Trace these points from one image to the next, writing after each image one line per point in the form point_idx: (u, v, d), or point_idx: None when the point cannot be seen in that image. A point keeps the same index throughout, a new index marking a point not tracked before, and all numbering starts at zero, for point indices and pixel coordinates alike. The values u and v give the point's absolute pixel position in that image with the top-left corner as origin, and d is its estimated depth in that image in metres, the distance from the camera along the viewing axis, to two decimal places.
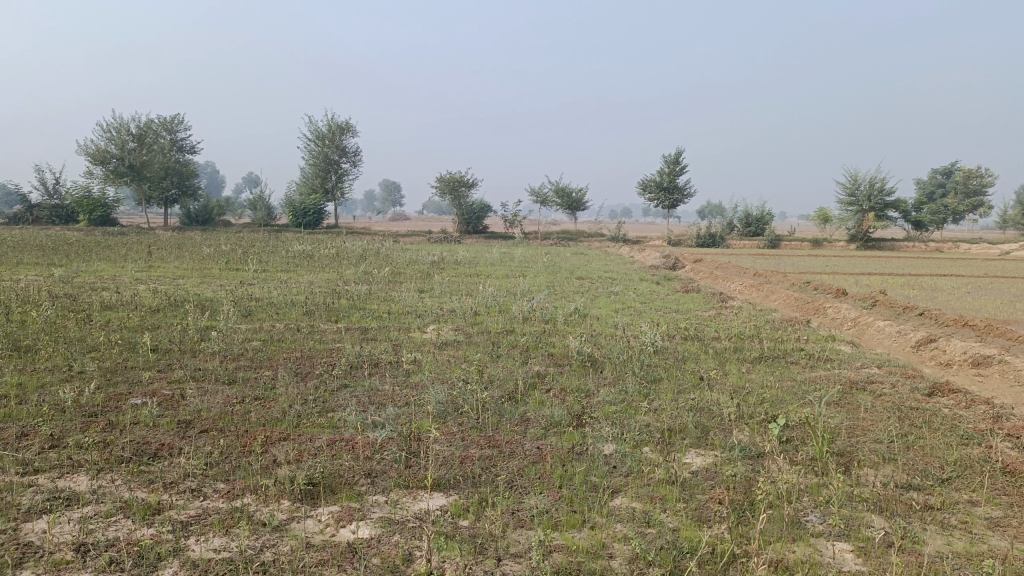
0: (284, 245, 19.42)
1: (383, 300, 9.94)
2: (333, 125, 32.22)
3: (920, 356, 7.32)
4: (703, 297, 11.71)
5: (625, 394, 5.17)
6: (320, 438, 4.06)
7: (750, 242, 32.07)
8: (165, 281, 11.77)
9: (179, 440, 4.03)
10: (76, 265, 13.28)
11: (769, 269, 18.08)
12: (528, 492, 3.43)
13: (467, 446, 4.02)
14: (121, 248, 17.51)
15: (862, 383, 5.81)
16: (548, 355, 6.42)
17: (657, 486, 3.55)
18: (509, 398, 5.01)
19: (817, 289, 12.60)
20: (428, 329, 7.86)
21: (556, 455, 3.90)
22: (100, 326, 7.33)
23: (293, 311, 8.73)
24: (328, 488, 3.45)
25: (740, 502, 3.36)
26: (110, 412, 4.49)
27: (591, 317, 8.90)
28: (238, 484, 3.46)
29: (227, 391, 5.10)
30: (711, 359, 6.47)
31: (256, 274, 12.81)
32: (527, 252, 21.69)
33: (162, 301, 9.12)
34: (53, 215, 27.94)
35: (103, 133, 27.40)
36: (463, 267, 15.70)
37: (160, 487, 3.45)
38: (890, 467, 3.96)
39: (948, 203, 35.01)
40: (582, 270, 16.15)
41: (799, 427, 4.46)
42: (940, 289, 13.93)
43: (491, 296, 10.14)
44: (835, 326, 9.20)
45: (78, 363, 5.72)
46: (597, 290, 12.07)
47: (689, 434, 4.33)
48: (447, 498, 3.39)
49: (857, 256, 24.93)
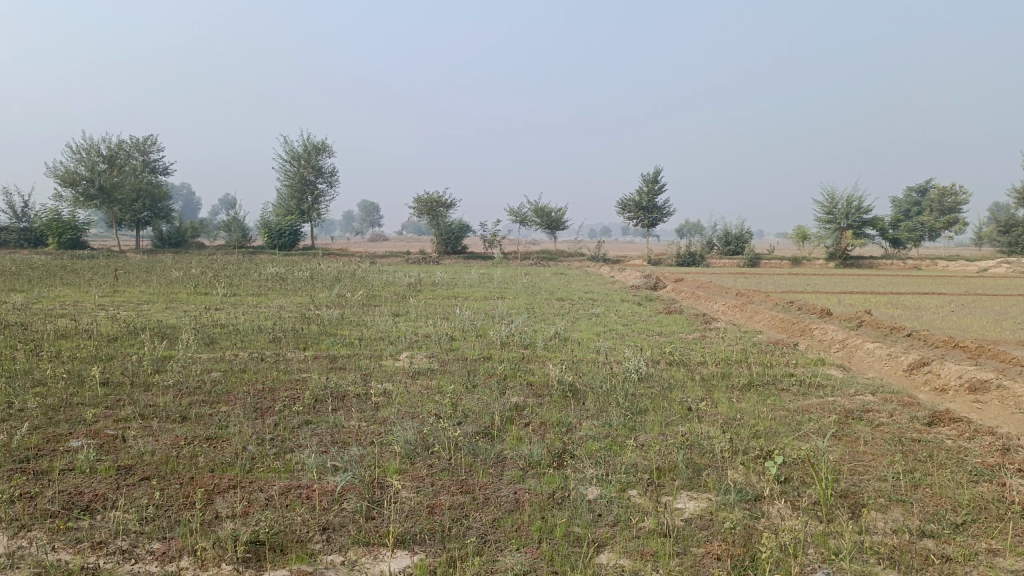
0: (256, 266, 19.04)
1: (356, 325, 9.55)
2: (310, 146, 31.79)
3: (914, 381, 7.02)
4: (686, 318, 11.41)
5: (609, 428, 4.82)
6: (273, 485, 3.67)
7: (730, 262, 32.01)
8: (129, 307, 11.28)
9: (115, 490, 3.60)
10: (37, 290, 12.74)
11: (750, 288, 17.88)
12: (502, 549, 3.06)
13: (437, 493, 3.64)
14: (88, 271, 16.98)
15: (858, 412, 5.49)
16: (527, 385, 6.05)
17: (647, 539, 3.19)
18: (484, 434, 4.64)
19: (800, 309, 12.37)
20: (401, 356, 7.48)
21: (535, 502, 3.53)
22: (50, 357, 6.85)
23: (259, 339, 8.29)
24: (276, 548, 3.06)
25: (741, 558, 3.01)
26: (43, 458, 4.05)
27: (572, 341, 8.55)
28: (175, 543, 3.05)
29: (176, 430, 4.67)
30: (699, 387, 6.13)
31: (224, 299, 12.36)
32: (507, 273, 21.33)
33: (120, 328, 8.64)
34: (22, 238, 27.23)
35: (73, 154, 26.83)
36: (440, 288, 15.33)
37: (86, 548, 3.02)
38: (898, 509, 3.63)
39: (923, 220, 35.27)
40: (562, 290, 15.81)
41: (798, 465, 4.13)
42: (924, 308, 13.75)
43: (469, 320, 9.77)
44: (823, 348, 8.92)
45: (17, 400, 5.26)
46: (576, 312, 11.74)
47: (680, 474, 3.98)
48: (412, 558, 3.01)
49: (837, 275, 24.85)
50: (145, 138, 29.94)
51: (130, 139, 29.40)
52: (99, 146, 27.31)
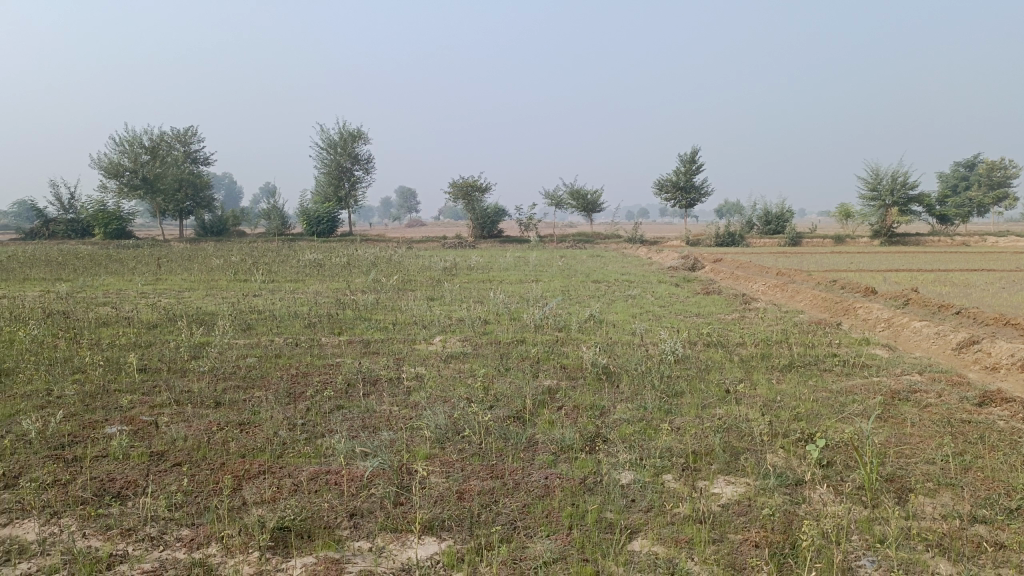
0: (295, 254, 19.23)
1: (390, 310, 9.54)
2: (345, 133, 31.94)
3: (963, 360, 6.77)
4: (724, 299, 11.19)
5: (644, 411, 4.71)
6: (302, 471, 3.65)
7: (771, 241, 31.39)
8: (170, 294, 11.45)
9: (146, 476, 3.61)
10: (82, 279, 13.00)
11: (791, 268, 17.50)
12: (532, 536, 2.99)
13: (467, 478, 3.58)
14: (132, 260, 17.32)
15: (904, 393, 5.30)
16: (560, 368, 5.97)
17: (682, 525, 3.08)
18: (516, 419, 4.57)
19: (844, 288, 12.03)
20: (434, 340, 7.45)
21: (566, 488, 3.44)
22: (90, 344, 6.96)
23: (295, 324, 8.34)
24: (303, 534, 3.03)
25: (780, 545, 2.89)
26: (78, 444, 4.08)
27: (607, 324, 8.41)
28: (204, 530, 3.04)
29: (209, 416, 4.68)
30: (738, 368, 5.98)
31: (262, 285, 12.47)
32: (542, 256, 21.19)
33: (160, 315, 8.76)
34: (69, 229, 27.92)
35: (116, 146, 27.30)
36: (475, 272, 15.29)
37: (116, 535, 3.03)
38: (947, 494, 3.47)
39: (972, 195, 34.24)
40: (598, 273, 15.64)
41: (841, 448, 3.97)
42: (974, 285, 13.28)
43: (503, 303, 9.70)
44: (868, 327, 8.66)
45: (56, 387, 5.33)
46: (613, 294, 11.59)
47: (717, 458, 3.85)
48: (440, 544, 2.95)
49: (882, 252, 24.21)
50: (186, 129, 30.37)
51: (172, 130, 29.85)
52: (142, 137, 27.74)
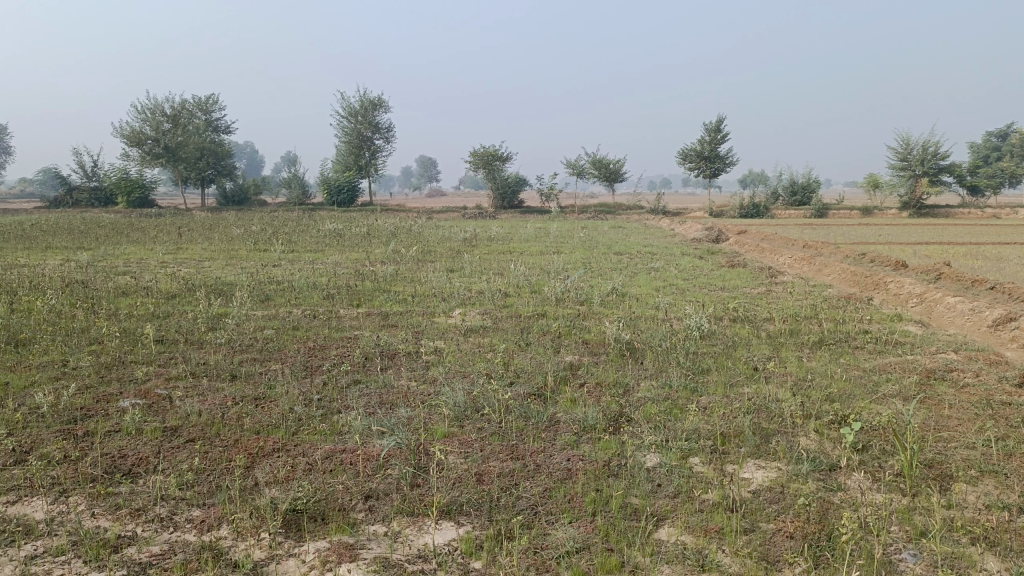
0: (314, 223, 19.14)
1: (409, 281, 9.42)
2: (365, 102, 31.65)
3: (999, 338, 6.53)
4: (749, 272, 10.92)
5: (669, 390, 4.56)
6: (318, 450, 3.55)
7: (797, 212, 30.85)
8: (190, 264, 11.40)
9: (159, 453, 3.53)
10: (102, 248, 13.00)
11: (817, 240, 17.12)
12: (554, 522, 2.86)
13: (487, 459, 3.46)
14: (153, 229, 17.37)
15: (941, 372, 5.09)
16: (582, 343, 5.82)
17: (711, 513, 2.94)
18: (537, 396, 4.44)
19: (873, 262, 11.71)
20: (453, 313, 7.32)
21: (589, 471, 3.31)
22: (108, 314, 6.91)
23: (313, 295, 8.25)
24: (317, 517, 2.92)
25: (816, 536, 2.73)
26: (91, 419, 4.02)
27: (630, 297, 8.23)
28: (215, 511, 2.95)
29: (225, 390, 4.60)
30: (765, 345, 5.79)
31: (281, 255, 12.39)
32: (563, 227, 20.96)
33: (179, 285, 8.70)
34: (92, 198, 28.06)
35: (138, 114, 27.27)
36: (496, 243, 15.10)
37: (125, 515, 2.95)
38: (990, 482, 3.29)
39: (1003, 165, 33.34)
40: (619, 244, 15.35)
41: (877, 432, 3.79)
42: (1007, 258, 12.92)
43: (523, 275, 9.54)
44: (900, 302, 8.40)
45: (72, 358, 5.27)
46: (635, 266, 11.39)
47: (746, 441, 3.70)
48: (457, 530, 2.84)
49: (911, 225, 23.68)
50: (207, 97, 30.26)
51: (193, 99, 29.75)
52: (163, 105, 27.65)
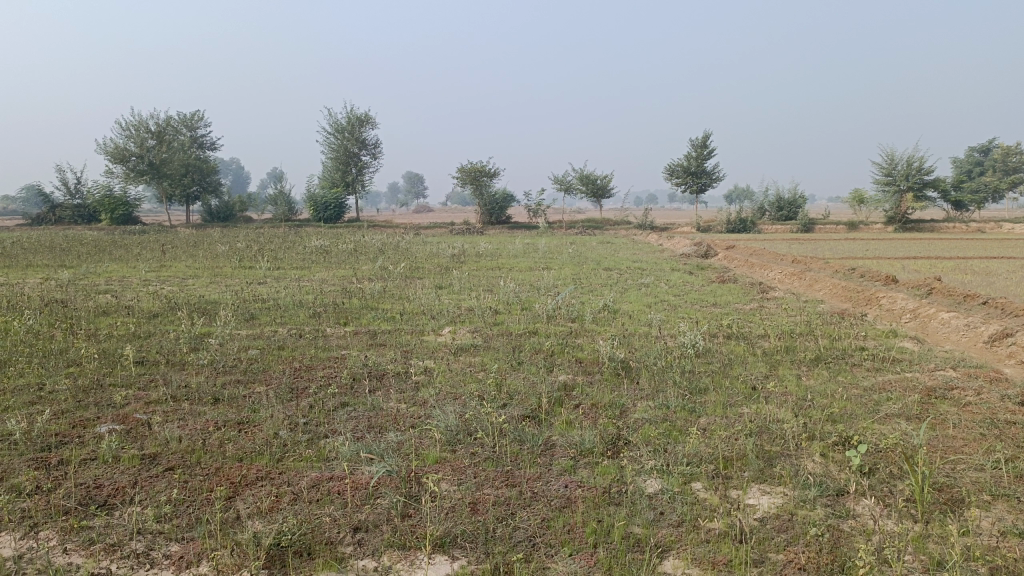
0: (301, 240, 18.97)
1: (398, 299, 9.25)
2: (352, 118, 31.58)
3: (996, 354, 6.46)
4: (741, 288, 10.83)
5: (666, 410, 4.43)
6: (304, 478, 3.40)
7: (784, 227, 30.95)
8: (174, 282, 11.20)
9: (136, 483, 3.36)
10: (84, 266, 12.77)
11: (806, 255, 17.11)
12: (553, 555, 2.72)
13: (481, 486, 3.31)
14: (137, 246, 17.14)
15: (941, 390, 4.99)
16: (575, 362, 5.69)
17: (718, 544, 2.81)
18: (531, 418, 4.30)
19: (863, 277, 11.66)
20: (443, 331, 7.17)
21: (589, 498, 3.17)
22: (87, 335, 6.71)
23: (299, 314, 8.07)
24: (302, 552, 2.77)
25: (829, 568, 2.61)
26: (66, 446, 3.84)
27: (622, 314, 8.12)
28: (194, 547, 2.79)
29: (207, 414, 4.43)
30: (762, 363, 5.68)
31: (267, 273, 12.20)
32: (551, 243, 20.87)
33: (161, 304, 8.51)
34: (76, 215, 27.75)
35: (123, 130, 27.06)
36: (484, 259, 14.97)
37: (99, 551, 2.78)
38: (1003, 507, 3.17)
39: (986, 180, 33.66)
40: (608, 260, 15.28)
41: (882, 454, 3.68)
42: (995, 273, 12.94)
43: (513, 292, 9.42)
44: (894, 318, 8.34)
45: (48, 381, 5.08)
46: (626, 282, 11.29)
47: (750, 465, 3.57)
48: (452, 565, 2.69)
49: (897, 239, 23.81)
50: (193, 114, 30.11)
51: (178, 115, 29.59)
52: (148, 121, 27.46)
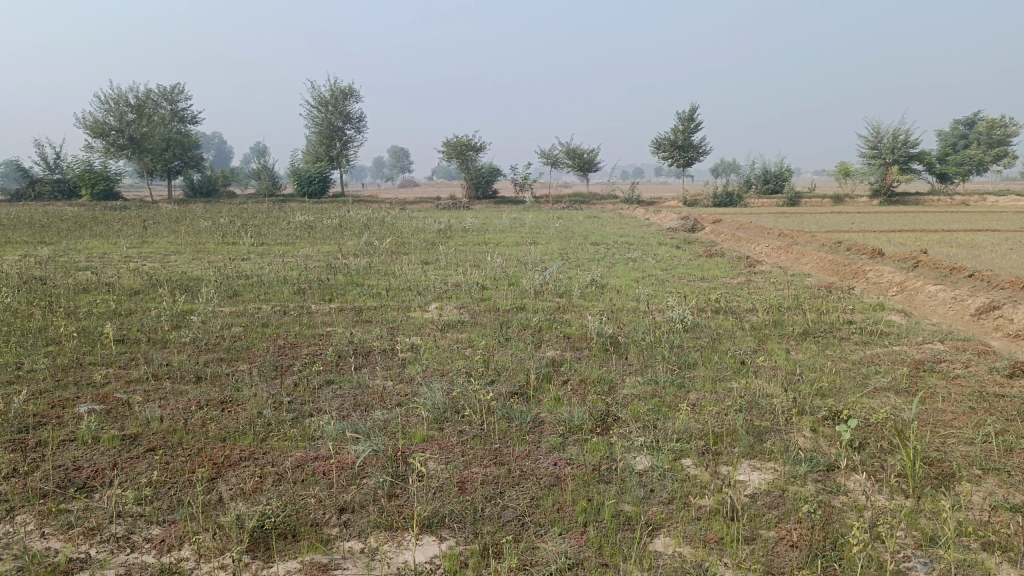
0: (285, 215, 18.76)
1: (383, 275, 9.15)
2: (336, 92, 31.18)
3: (983, 327, 6.46)
4: (728, 262, 10.80)
5: (655, 386, 4.40)
6: (288, 458, 3.33)
7: (770, 201, 30.95)
8: (156, 258, 11.02)
9: (116, 465, 3.28)
10: (64, 243, 12.56)
11: (792, 228, 17.09)
12: (543, 534, 2.68)
13: (468, 465, 3.27)
14: (118, 222, 16.90)
15: (930, 363, 4.98)
16: (563, 337, 5.64)
17: (709, 521, 2.78)
18: (519, 395, 4.25)
19: (850, 250, 11.66)
20: (429, 308, 7.09)
21: (578, 476, 3.13)
22: (67, 313, 6.58)
23: (283, 290, 7.96)
24: (287, 534, 2.71)
25: (822, 545, 2.58)
26: (44, 427, 3.75)
27: (609, 289, 8.06)
28: (175, 530, 2.72)
29: (189, 393, 4.35)
30: (750, 337, 5.65)
31: (250, 249, 12.04)
32: (538, 218, 20.74)
33: (143, 281, 8.37)
34: (56, 190, 27.33)
35: (101, 104, 26.61)
36: (471, 234, 14.84)
37: (78, 535, 2.71)
38: (994, 481, 3.16)
39: (971, 153, 33.72)
40: (595, 234, 15.20)
41: (871, 428, 3.66)
42: (980, 245, 13.00)
43: (500, 267, 9.34)
44: (880, 291, 8.34)
45: (26, 360, 4.97)
46: (613, 257, 11.24)
47: (740, 440, 3.54)
48: (440, 545, 2.64)
49: (882, 212, 23.89)
50: (173, 87, 29.63)
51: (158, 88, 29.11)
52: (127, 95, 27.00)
